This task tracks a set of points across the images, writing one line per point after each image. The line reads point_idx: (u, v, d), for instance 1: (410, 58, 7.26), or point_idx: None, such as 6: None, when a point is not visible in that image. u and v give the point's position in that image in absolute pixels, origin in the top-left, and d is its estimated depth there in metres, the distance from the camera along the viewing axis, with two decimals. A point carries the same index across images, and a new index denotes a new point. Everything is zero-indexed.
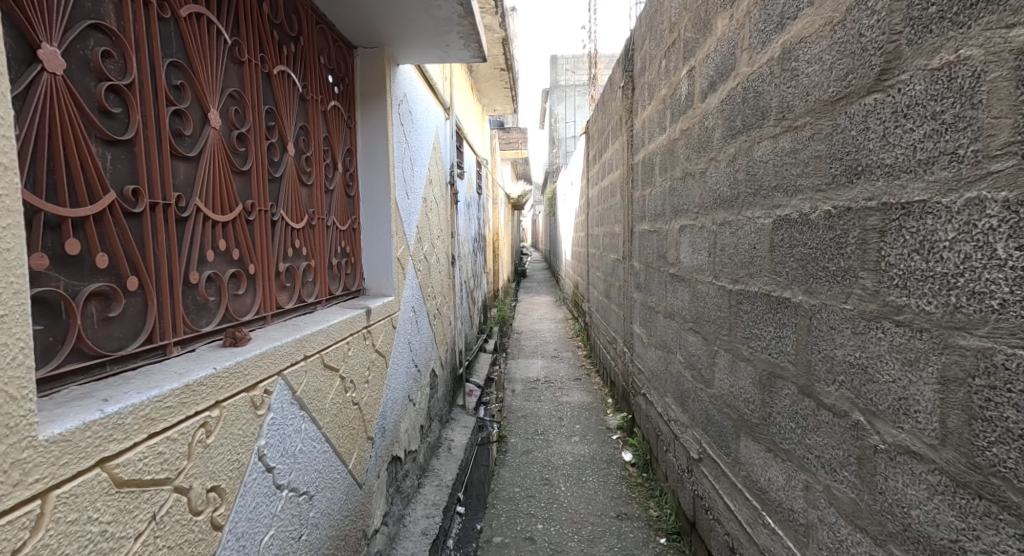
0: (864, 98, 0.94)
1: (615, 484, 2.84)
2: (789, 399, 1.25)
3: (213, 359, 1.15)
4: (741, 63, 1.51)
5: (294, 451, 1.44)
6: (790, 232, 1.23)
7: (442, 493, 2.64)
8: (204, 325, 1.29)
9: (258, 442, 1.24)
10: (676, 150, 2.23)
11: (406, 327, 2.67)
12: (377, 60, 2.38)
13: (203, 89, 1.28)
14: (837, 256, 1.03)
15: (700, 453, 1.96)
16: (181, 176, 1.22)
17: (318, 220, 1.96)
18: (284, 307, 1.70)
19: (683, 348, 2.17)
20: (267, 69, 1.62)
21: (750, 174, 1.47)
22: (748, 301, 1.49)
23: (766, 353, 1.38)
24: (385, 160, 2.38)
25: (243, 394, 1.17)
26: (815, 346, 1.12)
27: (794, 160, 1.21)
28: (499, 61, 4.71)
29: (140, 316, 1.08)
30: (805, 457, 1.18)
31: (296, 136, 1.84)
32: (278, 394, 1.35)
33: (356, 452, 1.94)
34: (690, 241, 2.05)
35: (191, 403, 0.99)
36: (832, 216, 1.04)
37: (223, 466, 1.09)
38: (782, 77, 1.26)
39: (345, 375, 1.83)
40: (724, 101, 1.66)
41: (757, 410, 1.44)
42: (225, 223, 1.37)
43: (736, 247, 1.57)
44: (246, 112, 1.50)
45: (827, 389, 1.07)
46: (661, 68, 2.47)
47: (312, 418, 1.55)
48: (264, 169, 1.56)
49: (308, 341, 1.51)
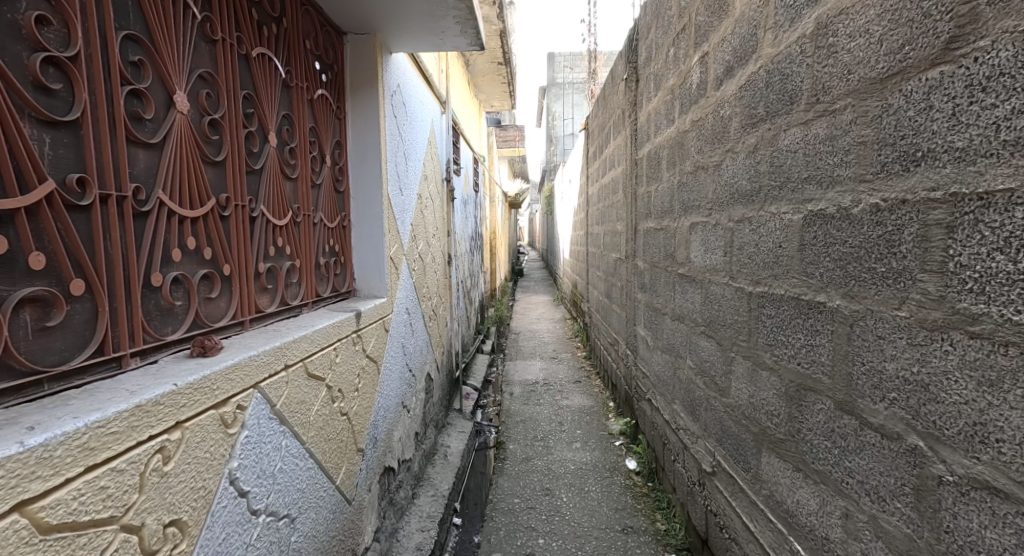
0: (925, 72, 0.82)
1: (619, 494, 2.71)
2: (823, 415, 1.12)
3: (176, 372, 1.01)
4: (764, 44, 1.38)
5: (273, 471, 1.30)
6: (825, 227, 1.10)
7: (438, 505, 2.51)
8: (168, 334, 1.15)
9: (229, 464, 1.10)
10: (686, 143, 2.10)
11: (399, 329, 2.54)
12: (368, 46, 2.24)
13: (167, 69, 1.14)
14: (888, 256, 0.91)
15: (713, 466, 1.83)
16: (142, 165, 1.08)
17: (304, 217, 1.82)
18: (264, 310, 1.55)
19: (694, 353, 2.04)
20: (244, 50, 1.48)
21: (775, 166, 1.34)
22: (772, 305, 1.36)
23: (794, 363, 1.25)
24: (377, 154, 2.24)
25: (211, 412, 1.03)
26: (857, 357, 1.00)
27: (831, 147, 1.08)
28: (496, 54, 4.56)
29: (88, 326, 0.94)
30: (843, 481, 1.05)
31: (279, 125, 1.70)
32: (253, 409, 1.20)
33: (345, 466, 1.80)
34: (701, 240, 1.92)
35: (144, 427, 0.85)
36: (882, 211, 0.92)
37: (185, 497, 0.95)
38: (817, 56, 1.13)
39: (333, 384, 1.69)
40: (742, 88, 1.53)
41: (782, 425, 1.32)
42: (195, 219, 1.23)
43: (758, 246, 1.44)
44: (220, 96, 1.35)
45: (876, 407, 0.94)
46: (669, 57, 2.34)
47: (293, 433, 1.41)
48: (241, 159, 1.42)
49: (289, 349, 1.37)
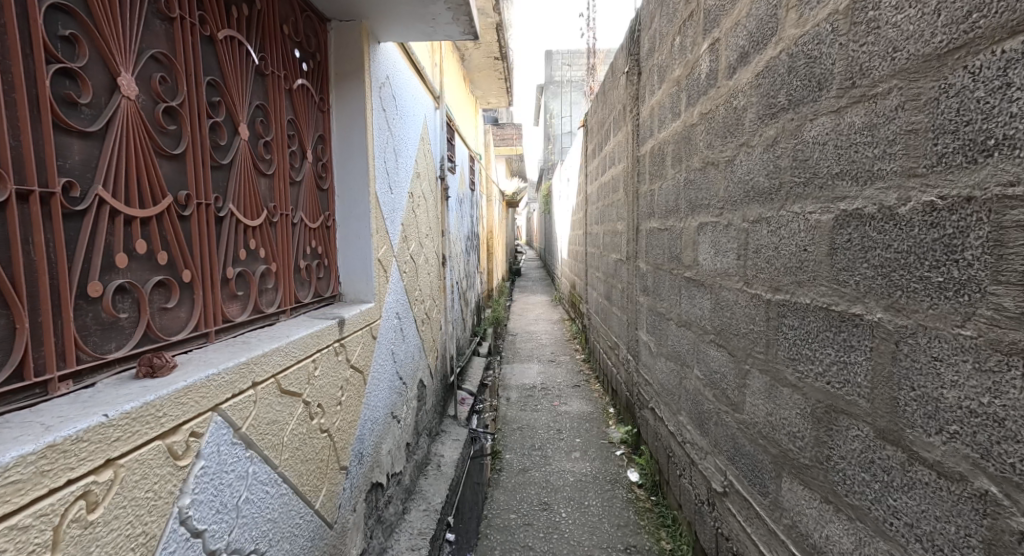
0: (1000, 44, 0.69)
1: (621, 509, 2.57)
2: (858, 444, 0.99)
3: (114, 398, 0.87)
4: (787, 26, 1.24)
5: (237, 503, 1.15)
6: (862, 229, 0.97)
7: (430, 521, 2.37)
8: (111, 351, 1.00)
9: (180, 501, 0.96)
10: (694, 137, 1.97)
11: (388, 336, 2.39)
12: (354, 34, 2.09)
13: (110, 48, 0.99)
14: (947, 263, 0.78)
15: (725, 486, 1.70)
16: (79, 158, 0.93)
17: (280, 217, 1.68)
18: (234, 320, 1.41)
19: (702, 362, 1.90)
20: (209, 31, 1.33)
21: (799, 160, 1.20)
22: (795, 315, 1.22)
23: (821, 382, 1.12)
24: (363, 150, 2.10)
25: (156, 444, 0.89)
26: (904, 380, 0.87)
27: (869, 137, 0.95)
28: (493, 48, 4.42)
29: (3, 346, 0.80)
30: (885, 521, 0.92)
31: (252, 115, 1.55)
32: (211, 435, 1.05)
33: (326, 487, 1.66)
34: (710, 241, 1.79)
35: (58, 471, 0.71)
36: (938, 211, 0.79)
37: (119, 548, 0.81)
38: (853, 33, 0.99)
39: (311, 399, 1.54)
40: (759, 75, 1.40)
41: (807, 449, 1.18)
42: (147, 220, 1.08)
43: (778, 249, 1.30)
44: (179, 82, 1.20)
45: (930, 441, 0.81)
46: (674, 48, 2.21)
47: (263, 458, 1.26)
48: (203, 152, 1.27)
49: (258, 365, 1.23)
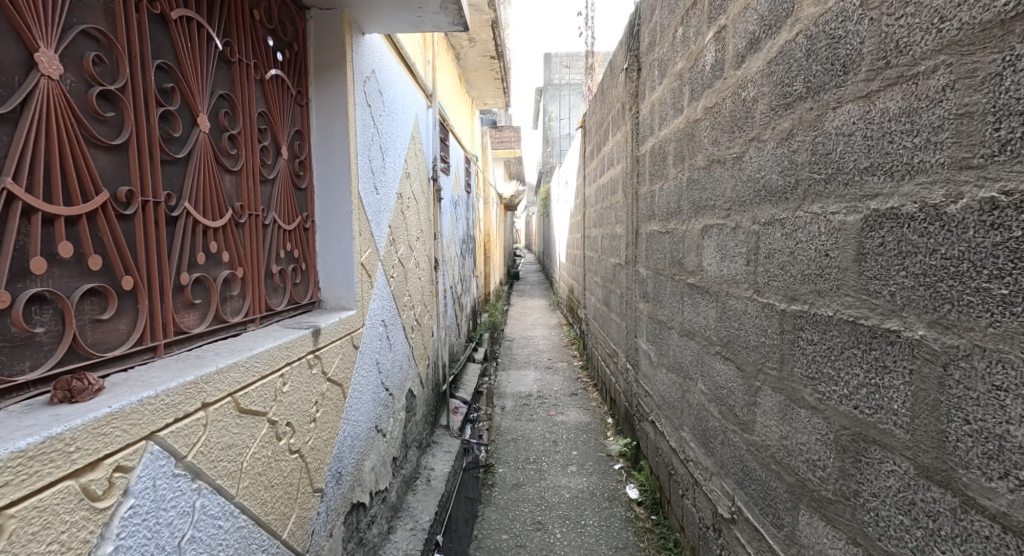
0: None
1: (619, 530, 2.43)
2: (894, 481, 0.85)
3: (12, 430, 0.73)
4: (804, 4, 1.11)
5: (179, 543, 1.00)
6: (899, 232, 0.83)
7: (417, 540, 2.18)
8: (23, 372, 0.87)
9: (99, 551, 0.81)
10: (698, 133, 1.83)
11: (372, 345, 2.24)
12: (335, 24, 1.96)
13: (26, 19, 0.85)
14: (1013, 272, 0.65)
15: (732, 512, 1.55)
16: None
17: (249, 217, 1.54)
18: (191, 331, 1.27)
19: (706, 376, 1.76)
20: (160, 10, 1.19)
21: (819, 155, 1.06)
22: (814, 328, 1.08)
23: (847, 406, 0.98)
24: (345, 147, 1.96)
25: (64, 485, 0.75)
26: (956, 411, 0.73)
27: (908, 125, 0.81)
28: (489, 47, 4.31)
29: None
30: None
31: (215, 106, 1.42)
32: (145, 469, 0.91)
33: (296, 513, 1.51)
34: (716, 245, 1.65)
35: None
36: (1000, 209, 0.66)
37: None
38: (887, 5, 0.85)
39: (277, 418, 1.40)
40: (771, 62, 1.26)
41: (830, 482, 1.04)
42: (77, 219, 0.94)
43: (794, 255, 1.16)
44: (120, 63, 1.06)
45: (992, 487, 0.68)
46: (677, 39, 2.08)
47: (215, 489, 1.12)
48: (151, 143, 1.13)
49: (211, 384, 1.08)
